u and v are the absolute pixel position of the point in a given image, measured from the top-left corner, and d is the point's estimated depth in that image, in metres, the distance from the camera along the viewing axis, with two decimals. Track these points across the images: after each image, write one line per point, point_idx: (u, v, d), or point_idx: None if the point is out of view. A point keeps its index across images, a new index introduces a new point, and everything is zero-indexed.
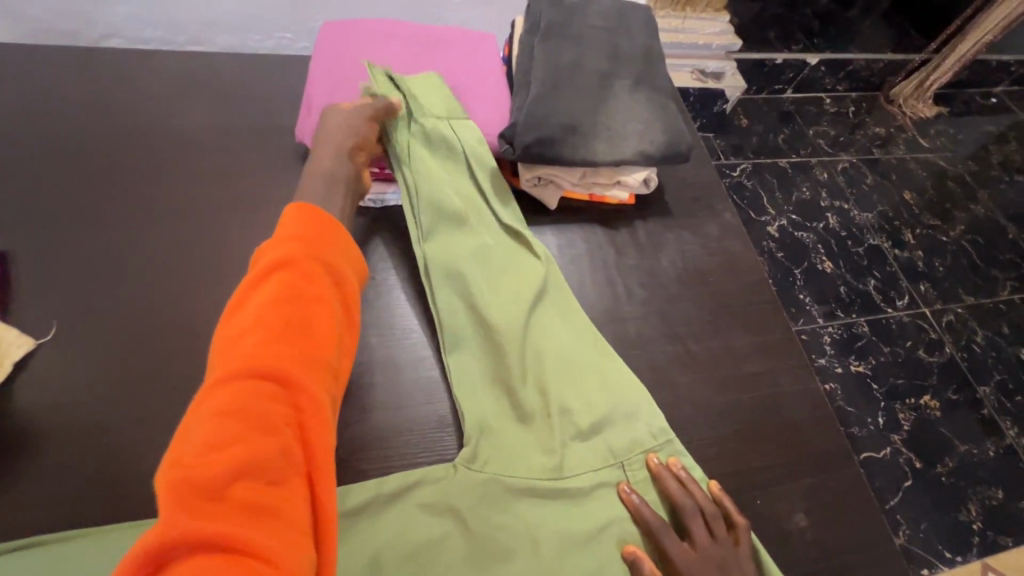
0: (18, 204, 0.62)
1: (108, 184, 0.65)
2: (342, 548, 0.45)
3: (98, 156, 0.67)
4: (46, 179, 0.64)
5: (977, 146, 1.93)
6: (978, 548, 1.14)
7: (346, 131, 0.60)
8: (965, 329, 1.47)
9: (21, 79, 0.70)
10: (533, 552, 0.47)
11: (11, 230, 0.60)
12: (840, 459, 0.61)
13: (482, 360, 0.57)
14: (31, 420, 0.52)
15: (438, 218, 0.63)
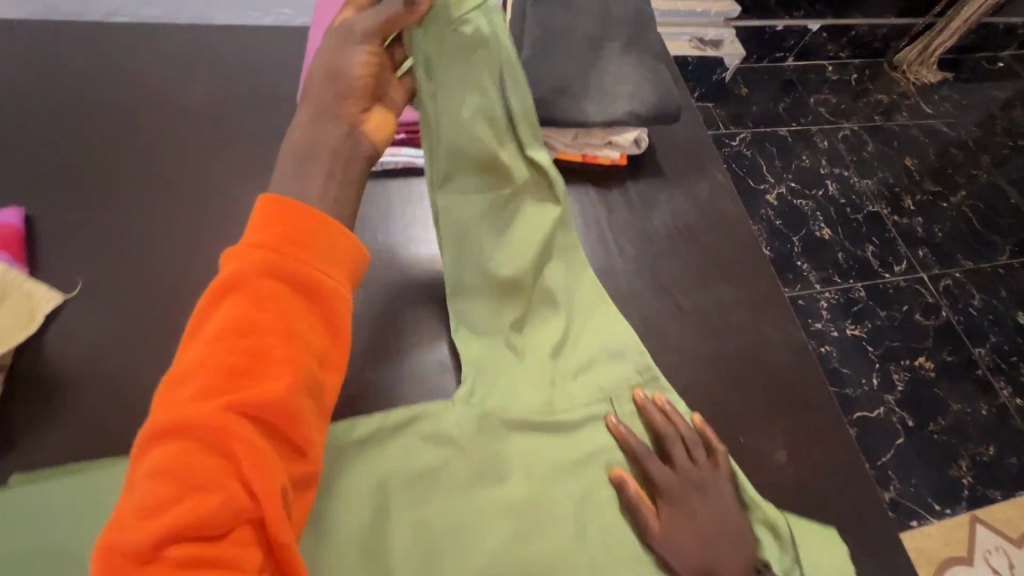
0: (34, 171, 0.65)
1: (118, 153, 0.68)
2: (351, 472, 0.49)
3: (107, 124, 0.69)
4: (60, 148, 0.66)
5: (982, 111, 1.91)
6: (967, 501, 1.18)
7: (338, 84, 0.46)
8: (962, 292, 1.48)
9: (28, 52, 0.72)
10: (524, 475, 0.52)
11: (30, 196, 0.63)
12: (822, 402, 0.64)
13: (483, 305, 0.58)
14: (59, 370, 0.55)
15: (456, 160, 0.56)
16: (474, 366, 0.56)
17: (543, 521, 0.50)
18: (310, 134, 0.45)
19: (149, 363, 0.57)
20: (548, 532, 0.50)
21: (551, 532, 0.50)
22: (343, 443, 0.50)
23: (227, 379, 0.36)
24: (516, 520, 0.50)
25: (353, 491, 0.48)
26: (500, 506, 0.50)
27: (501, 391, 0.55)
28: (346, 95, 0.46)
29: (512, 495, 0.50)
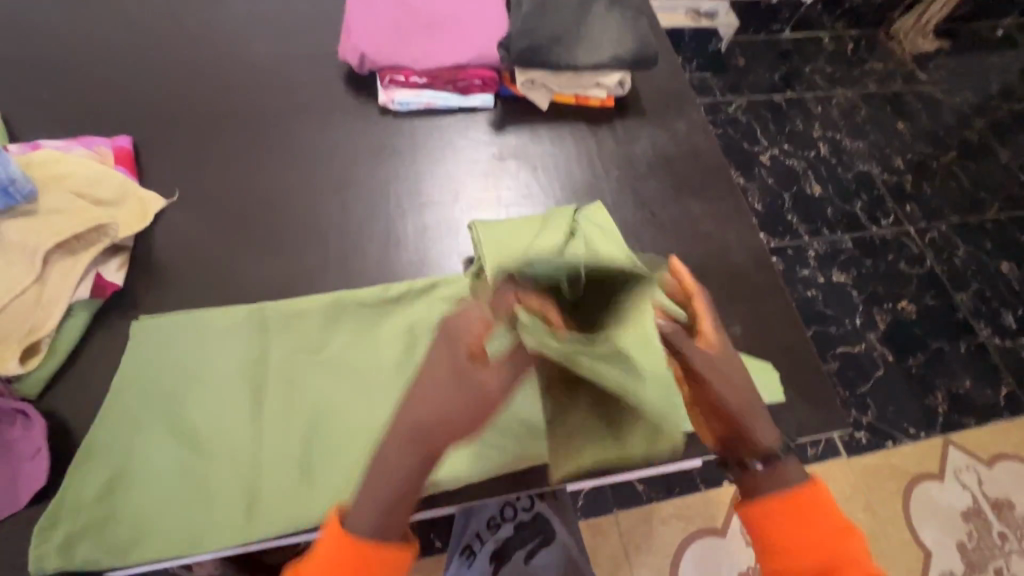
0: (124, 108, 0.79)
1: (191, 93, 0.81)
2: (389, 321, 0.66)
3: (179, 71, 0.83)
4: (143, 90, 0.81)
5: (978, 78, 1.97)
6: (941, 426, 1.28)
7: (450, 358, 0.49)
8: (947, 244, 1.57)
9: (111, 13, 0.86)
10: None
11: (124, 127, 0.77)
12: (776, 292, 0.76)
13: (511, 238, 0.67)
14: (156, 253, 0.69)
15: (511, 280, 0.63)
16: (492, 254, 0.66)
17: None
18: (419, 404, 0.48)
19: (227, 251, 0.70)
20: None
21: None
22: (381, 301, 0.66)
23: (350, 574, 0.45)
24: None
25: (390, 333, 0.65)
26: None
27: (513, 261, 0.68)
28: (459, 359, 0.49)
29: None
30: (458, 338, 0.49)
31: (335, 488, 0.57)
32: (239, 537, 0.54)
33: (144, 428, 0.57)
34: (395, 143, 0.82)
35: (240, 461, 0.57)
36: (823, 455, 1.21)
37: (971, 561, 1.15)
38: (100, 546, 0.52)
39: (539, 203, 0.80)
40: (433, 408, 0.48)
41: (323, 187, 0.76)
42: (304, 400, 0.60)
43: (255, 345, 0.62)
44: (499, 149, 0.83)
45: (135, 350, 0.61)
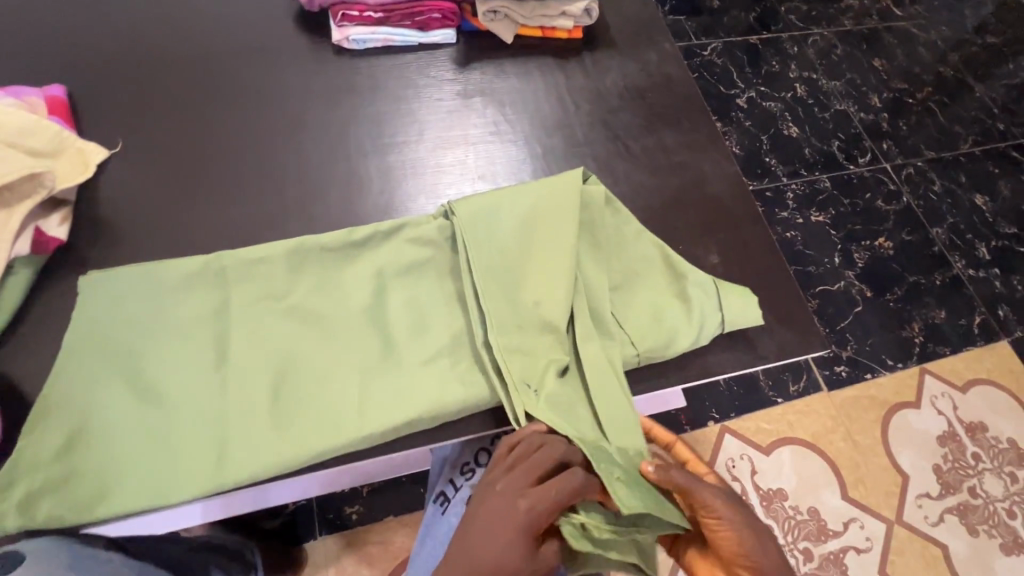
0: (56, 58, 0.73)
1: (126, 38, 0.76)
2: (356, 266, 0.63)
3: (112, 17, 0.77)
4: (75, 38, 0.75)
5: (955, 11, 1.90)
6: (917, 356, 1.31)
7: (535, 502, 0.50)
8: (923, 179, 1.55)
9: None
10: (506, 261, 0.63)
11: (57, 78, 0.72)
12: (751, 219, 0.75)
13: (491, 219, 0.63)
14: (102, 209, 0.65)
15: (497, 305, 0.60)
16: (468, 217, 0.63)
17: (527, 292, 0.61)
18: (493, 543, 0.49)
19: (181, 204, 0.66)
20: (530, 299, 0.61)
21: (532, 300, 0.61)
22: (345, 244, 0.63)
23: None
24: (501, 294, 0.61)
25: (358, 279, 0.62)
26: (488, 284, 0.61)
27: (485, 203, 0.64)
28: (539, 514, 0.50)
29: (490, 277, 0.61)
30: (536, 478, 0.51)
31: (307, 434, 0.55)
32: (208, 489, 0.52)
33: (101, 384, 0.54)
34: (354, 85, 0.77)
35: (205, 413, 0.55)
36: (804, 390, 1.23)
37: (946, 482, 1.19)
38: (63, 504, 0.50)
39: (507, 140, 0.77)
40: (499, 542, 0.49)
41: (279, 133, 0.72)
42: (269, 350, 0.58)
43: (214, 296, 0.59)
44: (463, 87, 0.79)
45: (85, 306, 0.57)
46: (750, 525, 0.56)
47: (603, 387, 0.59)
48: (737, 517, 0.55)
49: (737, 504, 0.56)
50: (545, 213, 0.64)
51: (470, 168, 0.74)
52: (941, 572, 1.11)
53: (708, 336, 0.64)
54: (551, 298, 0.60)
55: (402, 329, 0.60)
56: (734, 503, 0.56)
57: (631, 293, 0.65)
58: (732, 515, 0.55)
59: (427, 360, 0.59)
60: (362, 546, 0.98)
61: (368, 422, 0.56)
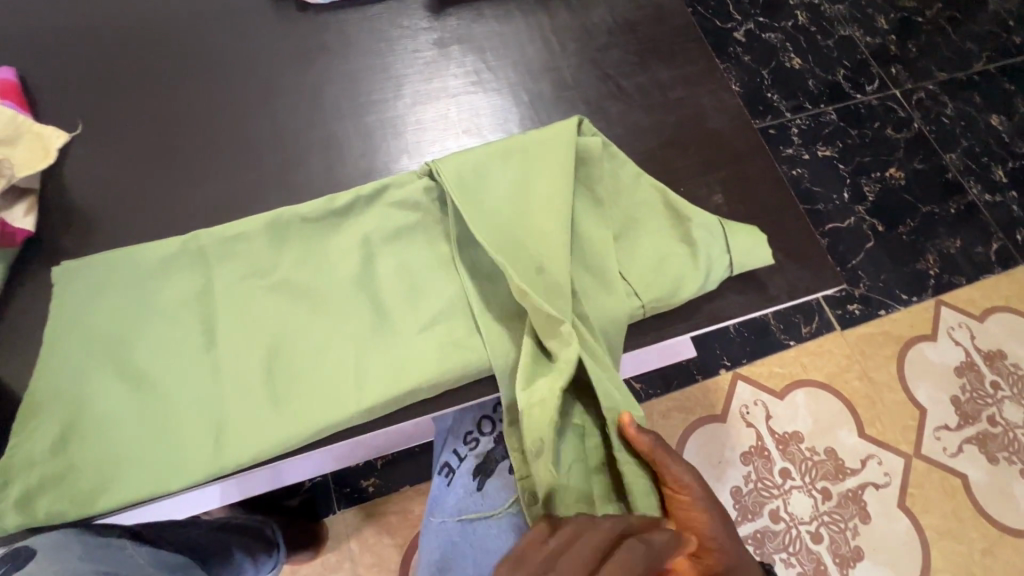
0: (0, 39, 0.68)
1: (73, 12, 0.70)
2: (342, 234, 0.60)
3: None
4: (19, 15, 0.70)
5: None
6: (932, 288, 1.27)
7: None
8: (935, 104, 1.46)
9: None
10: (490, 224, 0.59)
11: (6, 61, 0.67)
12: (756, 152, 0.70)
13: (480, 181, 0.60)
14: (73, 197, 0.62)
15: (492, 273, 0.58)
16: (451, 177, 0.59)
17: (525, 256, 0.57)
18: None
19: (152, 185, 0.63)
20: (532, 265, 0.57)
21: (534, 266, 0.56)
22: (327, 213, 0.59)
23: None
24: (507, 259, 0.57)
25: (345, 248, 0.59)
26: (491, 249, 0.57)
27: (468, 163, 0.60)
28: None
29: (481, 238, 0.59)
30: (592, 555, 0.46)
31: (304, 410, 0.53)
32: (207, 473, 0.51)
33: (88, 375, 0.52)
34: (323, 43, 0.72)
35: (198, 396, 0.53)
36: (817, 330, 1.20)
37: (964, 412, 1.17)
38: (61, 498, 0.49)
39: (490, 89, 0.72)
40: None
41: (247, 101, 0.68)
42: (258, 327, 0.55)
43: (196, 276, 0.57)
44: (440, 36, 0.74)
45: (63, 296, 0.55)
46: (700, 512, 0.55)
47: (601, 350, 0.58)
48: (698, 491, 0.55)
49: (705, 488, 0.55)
50: (531, 167, 0.61)
51: (453, 123, 0.70)
52: (961, 501, 1.11)
53: (716, 281, 0.61)
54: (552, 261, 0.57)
55: (393, 296, 0.58)
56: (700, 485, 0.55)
57: (633, 241, 0.62)
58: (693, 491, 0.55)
59: (424, 327, 0.57)
60: (381, 517, 0.98)
61: (365, 394, 0.54)
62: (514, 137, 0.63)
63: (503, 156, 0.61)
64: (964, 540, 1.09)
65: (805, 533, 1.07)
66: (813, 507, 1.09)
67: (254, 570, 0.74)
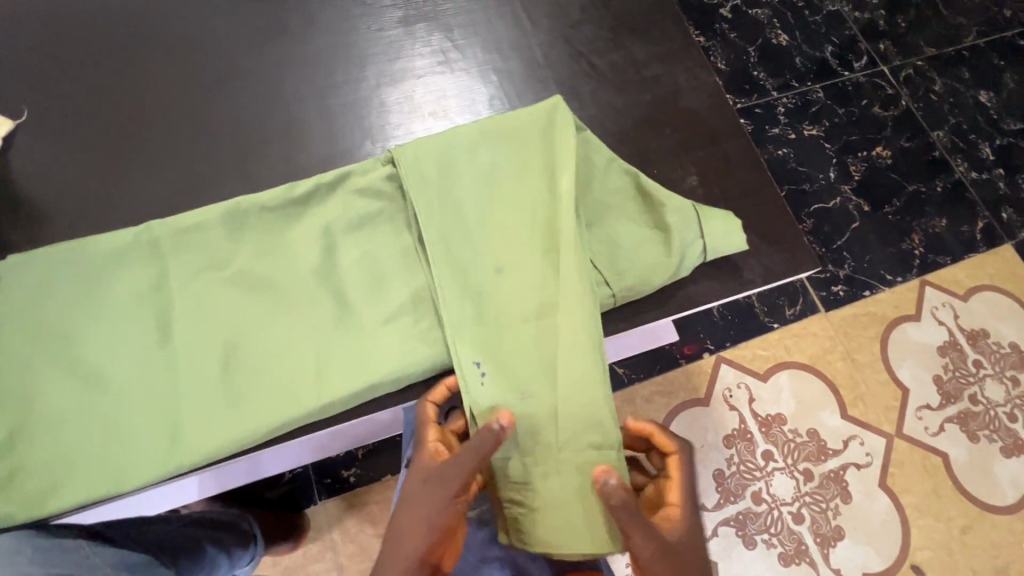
0: None
1: None
2: (301, 225, 0.58)
3: None
4: None
5: None
6: (917, 269, 1.26)
7: (442, 483, 0.49)
8: (923, 80, 1.44)
9: None
10: (455, 216, 0.57)
11: None
12: (732, 132, 0.68)
13: (446, 170, 0.58)
14: (21, 188, 0.59)
15: (456, 272, 0.55)
16: (416, 165, 0.57)
17: (489, 257, 0.57)
18: (396, 547, 0.49)
19: (103, 174, 0.61)
20: (482, 273, 0.56)
21: (493, 266, 0.56)
22: (287, 201, 0.57)
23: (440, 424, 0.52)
24: (458, 265, 0.55)
25: (304, 240, 0.57)
26: (433, 248, 0.55)
27: (432, 153, 0.58)
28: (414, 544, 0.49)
29: (442, 230, 0.56)
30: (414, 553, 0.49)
31: (262, 406, 0.52)
32: (162, 473, 0.49)
33: (38, 372, 0.51)
34: (283, 24, 0.69)
35: (154, 393, 0.51)
36: (801, 313, 1.19)
37: (947, 391, 1.18)
38: (12, 500, 0.47)
39: (458, 69, 0.69)
40: (407, 498, 0.50)
41: (203, 85, 0.65)
42: (215, 322, 0.54)
43: (150, 270, 0.55)
44: (405, 13, 0.71)
45: (10, 290, 0.53)
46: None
47: (571, 351, 0.53)
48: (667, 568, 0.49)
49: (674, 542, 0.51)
50: (502, 156, 0.59)
51: (420, 105, 0.67)
52: (941, 479, 1.12)
53: (690, 267, 0.60)
54: (510, 258, 0.56)
55: (356, 287, 0.56)
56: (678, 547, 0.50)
57: (606, 228, 0.60)
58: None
59: (387, 320, 0.55)
60: (362, 507, 0.97)
61: (327, 388, 0.52)
62: (489, 120, 0.61)
63: (472, 145, 0.59)
64: (943, 518, 1.10)
65: (787, 513, 1.08)
66: (795, 488, 1.09)
67: (230, 564, 0.71)
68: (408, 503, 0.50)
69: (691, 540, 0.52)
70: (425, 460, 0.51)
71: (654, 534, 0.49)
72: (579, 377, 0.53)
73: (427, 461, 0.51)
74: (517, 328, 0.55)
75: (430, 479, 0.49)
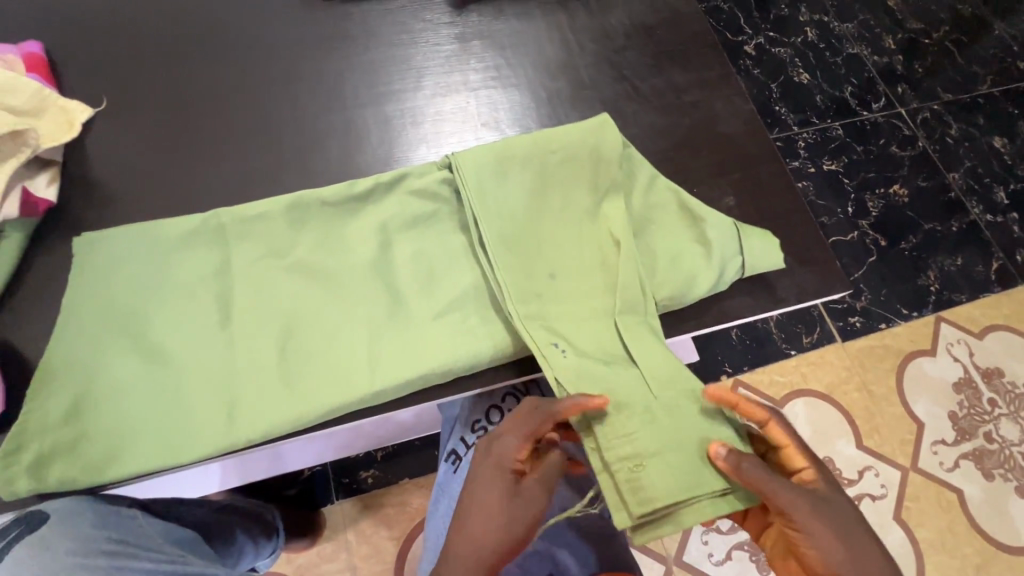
0: (28, 17, 0.69)
1: None
2: (360, 221, 0.60)
3: None
4: None
5: None
6: (932, 305, 1.28)
7: (519, 502, 0.51)
8: (939, 124, 1.48)
9: None
10: (508, 221, 0.60)
11: (37, 37, 0.68)
12: (767, 158, 0.72)
13: (505, 177, 0.61)
14: (93, 172, 0.62)
15: (511, 273, 0.57)
16: (473, 171, 0.60)
17: (540, 263, 0.59)
18: (473, 557, 0.49)
19: (173, 163, 0.64)
20: (538, 276, 0.59)
21: (547, 272, 0.59)
22: (347, 198, 0.60)
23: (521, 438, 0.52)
24: (515, 269, 0.58)
25: (362, 234, 0.59)
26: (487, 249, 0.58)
27: (488, 159, 0.61)
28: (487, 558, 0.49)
29: (497, 233, 0.59)
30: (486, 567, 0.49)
31: (316, 391, 0.53)
32: (218, 449, 0.51)
33: (103, 345, 0.53)
34: (346, 35, 0.73)
35: (213, 372, 0.53)
36: (817, 341, 1.21)
37: (962, 428, 1.18)
38: (73, 466, 0.49)
39: (509, 85, 0.73)
40: (482, 509, 0.50)
41: (270, 87, 0.69)
42: (274, 307, 0.56)
43: (213, 255, 0.57)
44: (462, 31, 0.75)
45: (81, 266, 0.55)
46: (856, 566, 0.48)
47: (617, 355, 0.56)
48: (827, 528, 0.48)
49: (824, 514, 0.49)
50: (555, 166, 0.62)
51: (473, 116, 0.71)
52: (956, 516, 1.12)
53: (727, 281, 0.62)
54: (563, 266, 0.59)
55: (409, 283, 0.58)
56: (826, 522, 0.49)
57: (648, 241, 0.63)
58: (827, 542, 0.48)
59: (438, 315, 0.57)
60: (378, 509, 0.98)
61: (379, 377, 0.54)
62: (541, 132, 0.64)
63: (527, 155, 0.62)
64: (958, 555, 1.09)
65: None
66: None
67: (254, 552, 0.72)
68: (486, 514, 0.50)
69: (833, 493, 0.51)
70: (508, 472, 0.51)
71: (799, 493, 0.48)
72: (645, 370, 0.55)
73: (507, 473, 0.51)
74: (573, 328, 0.57)
75: (513, 492, 0.51)
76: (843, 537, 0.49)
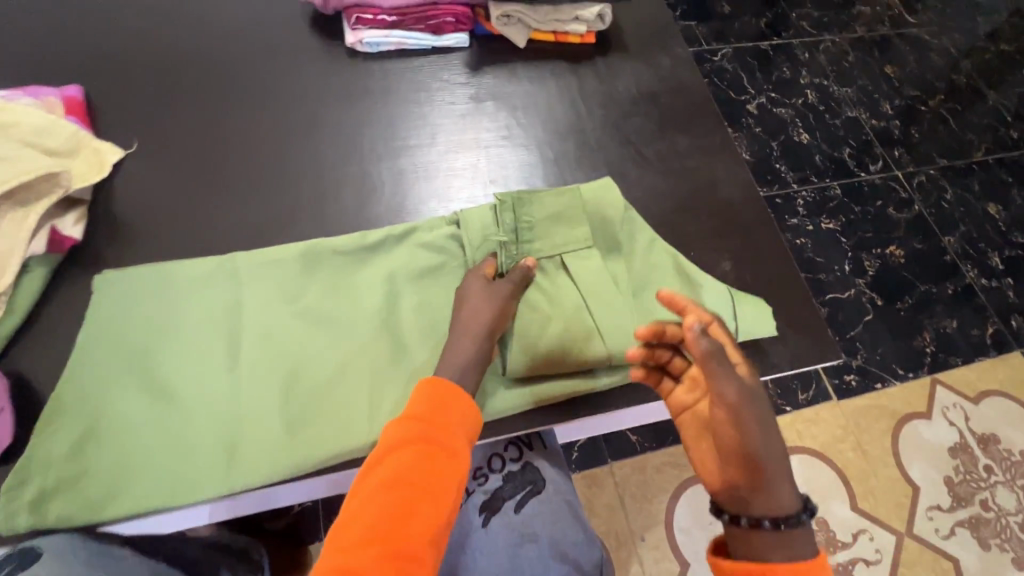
0: (71, 62, 0.73)
1: (140, 42, 0.76)
2: (370, 269, 0.63)
3: (131, 21, 0.77)
4: (96, 40, 0.75)
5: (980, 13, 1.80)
6: (928, 366, 1.29)
7: (491, 296, 0.58)
8: (935, 188, 1.52)
9: None
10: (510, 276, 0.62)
11: (78, 80, 0.72)
12: (764, 225, 0.74)
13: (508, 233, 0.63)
14: (118, 211, 0.65)
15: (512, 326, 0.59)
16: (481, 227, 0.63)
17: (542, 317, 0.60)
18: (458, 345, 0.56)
19: (195, 206, 0.67)
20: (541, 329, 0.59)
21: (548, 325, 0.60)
22: (358, 247, 0.63)
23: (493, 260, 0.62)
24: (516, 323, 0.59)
25: (371, 283, 0.62)
26: None
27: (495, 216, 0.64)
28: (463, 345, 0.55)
29: None
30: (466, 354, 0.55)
31: (316, 436, 0.55)
32: (216, 491, 0.52)
33: (114, 381, 0.55)
34: (368, 90, 0.77)
35: (217, 413, 0.55)
36: (813, 398, 1.22)
37: (957, 493, 1.17)
38: (73, 502, 0.50)
39: (518, 144, 0.77)
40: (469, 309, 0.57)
41: (293, 137, 0.73)
42: (281, 351, 0.58)
43: (226, 296, 0.60)
44: (476, 91, 0.79)
45: (99, 302, 0.58)
46: (770, 461, 0.49)
47: None
48: (751, 416, 0.49)
49: (753, 405, 0.50)
50: (558, 224, 0.65)
51: (483, 172, 0.74)
52: None
53: None
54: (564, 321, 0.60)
55: (414, 333, 0.60)
56: (754, 414, 0.50)
57: (647, 302, 0.65)
58: (750, 434, 0.49)
59: None
60: None
61: (379, 426, 0.55)
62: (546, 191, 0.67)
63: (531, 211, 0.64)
64: None
65: None
66: None
67: None
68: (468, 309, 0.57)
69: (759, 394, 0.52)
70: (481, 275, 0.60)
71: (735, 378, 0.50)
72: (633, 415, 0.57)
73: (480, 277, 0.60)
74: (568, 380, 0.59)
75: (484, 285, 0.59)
76: (765, 431, 0.50)
